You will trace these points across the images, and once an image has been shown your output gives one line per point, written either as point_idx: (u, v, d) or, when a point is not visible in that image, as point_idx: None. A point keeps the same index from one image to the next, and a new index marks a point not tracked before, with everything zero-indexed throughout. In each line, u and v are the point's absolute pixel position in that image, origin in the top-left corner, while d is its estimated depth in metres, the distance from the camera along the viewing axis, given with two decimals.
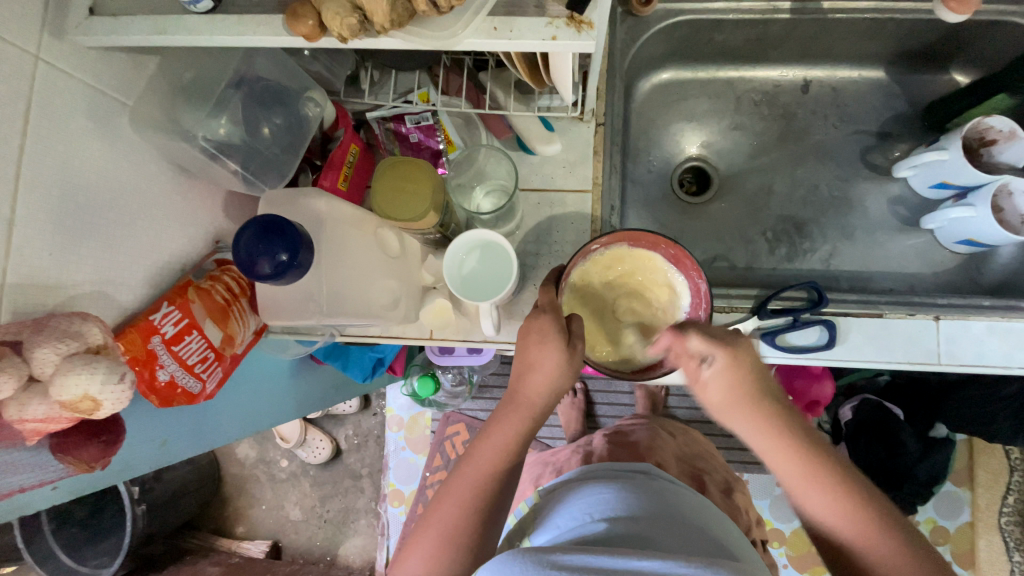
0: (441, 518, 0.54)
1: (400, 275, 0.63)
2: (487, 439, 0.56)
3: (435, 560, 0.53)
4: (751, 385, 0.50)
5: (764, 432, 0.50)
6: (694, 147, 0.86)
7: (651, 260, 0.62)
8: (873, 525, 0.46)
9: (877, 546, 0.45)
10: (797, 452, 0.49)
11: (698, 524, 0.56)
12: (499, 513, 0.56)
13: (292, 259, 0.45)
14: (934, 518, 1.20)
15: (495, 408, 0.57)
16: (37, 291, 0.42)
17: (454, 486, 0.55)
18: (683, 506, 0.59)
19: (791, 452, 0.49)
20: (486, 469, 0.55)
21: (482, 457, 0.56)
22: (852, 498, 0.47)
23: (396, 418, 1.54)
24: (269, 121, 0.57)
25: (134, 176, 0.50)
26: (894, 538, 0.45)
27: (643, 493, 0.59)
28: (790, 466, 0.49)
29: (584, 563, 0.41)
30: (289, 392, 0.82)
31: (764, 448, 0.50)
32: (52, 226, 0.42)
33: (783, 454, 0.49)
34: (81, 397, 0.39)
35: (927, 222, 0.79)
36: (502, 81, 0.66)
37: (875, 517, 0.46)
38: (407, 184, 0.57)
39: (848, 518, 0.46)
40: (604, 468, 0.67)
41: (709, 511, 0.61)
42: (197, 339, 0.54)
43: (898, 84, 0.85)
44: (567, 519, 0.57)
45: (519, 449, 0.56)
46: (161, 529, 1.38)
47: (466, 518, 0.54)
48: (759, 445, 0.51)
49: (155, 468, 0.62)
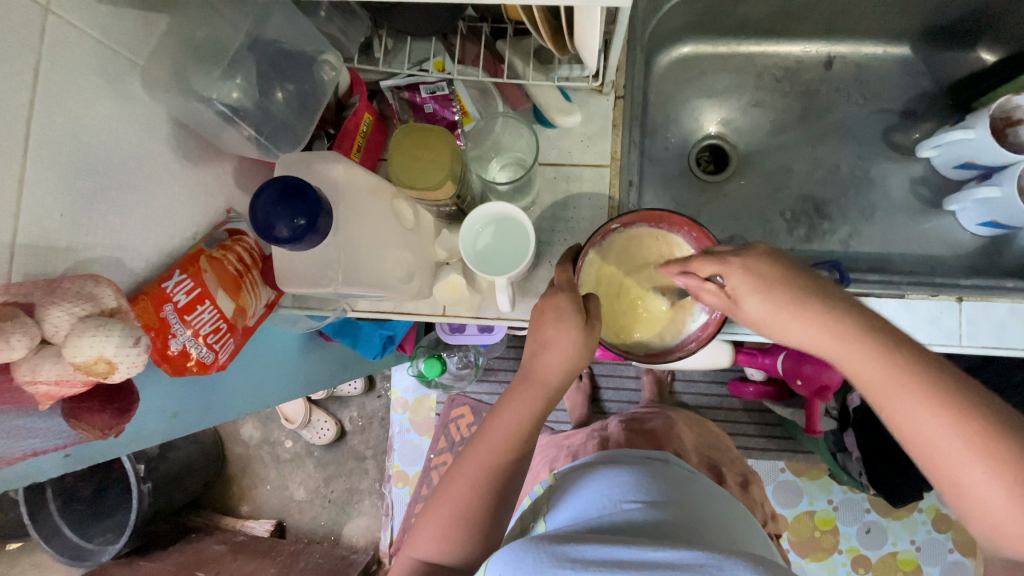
0: (450, 499, 0.54)
1: (415, 248, 0.61)
2: (500, 419, 0.55)
3: (446, 540, 0.53)
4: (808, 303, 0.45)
5: (844, 336, 0.43)
6: (712, 125, 0.85)
7: (673, 243, 0.60)
8: (978, 434, 0.39)
9: (973, 456, 0.39)
10: (895, 365, 0.41)
11: (713, 514, 0.55)
12: (510, 495, 0.55)
13: (310, 224, 0.43)
14: (938, 505, 1.25)
15: (506, 388, 0.56)
16: (48, 253, 0.40)
17: (464, 466, 0.55)
18: (700, 496, 0.58)
19: (897, 371, 0.41)
20: (497, 450, 0.54)
21: (493, 438, 0.55)
22: (980, 425, 0.39)
23: (401, 399, 1.56)
24: (282, 86, 0.55)
25: (145, 139, 0.49)
26: (1002, 449, 0.38)
27: (661, 479, 0.58)
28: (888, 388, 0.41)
29: (598, 555, 0.40)
30: (298, 368, 0.81)
31: (851, 365, 0.43)
32: (63, 186, 0.41)
33: (873, 367, 0.42)
34: (95, 359, 0.38)
35: (950, 203, 0.77)
36: (520, 50, 0.64)
37: (982, 425, 0.39)
38: (423, 152, 0.55)
39: (963, 434, 0.39)
40: (622, 453, 0.66)
41: (722, 500, 0.61)
42: (209, 309, 0.52)
43: (925, 61, 0.82)
44: (581, 502, 0.56)
45: (531, 429, 0.56)
46: (167, 507, 1.39)
47: (477, 500, 0.53)
48: (833, 358, 0.44)
49: (165, 440, 0.60)
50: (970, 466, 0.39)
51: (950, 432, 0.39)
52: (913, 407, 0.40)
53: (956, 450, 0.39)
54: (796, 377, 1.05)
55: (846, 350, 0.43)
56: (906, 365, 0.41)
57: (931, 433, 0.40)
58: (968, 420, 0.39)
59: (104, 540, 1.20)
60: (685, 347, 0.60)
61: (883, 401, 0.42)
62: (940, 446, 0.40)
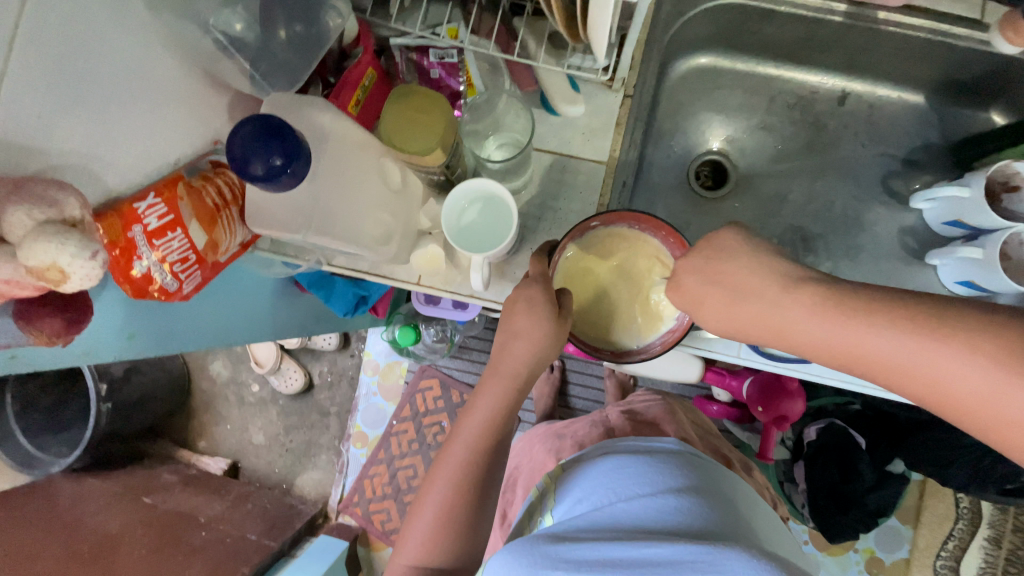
0: (435, 501, 0.58)
1: (397, 210, 0.60)
2: (471, 413, 0.58)
3: (434, 540, 0.57)
4: (732, 273, 0.51)
5: (752, 278, 0.50)
6: (718, 140, 0.85)
7: (647, 245, 0.60)
8: (875, 315, 0.43)
9: (888, 344, 0.42)
10: (828, 305, 0.45)
11: (716, 487, 0.59)
12: (488, 490, 0.59)
13: (287, 166, 0.43)
14: (873, 549, 1.28)
15: (477, 383, 0.59)
16: (20, 151, 0.40)
17: (445, 466, 0.58)
18: (711, 476, 0.61)
19: (796, 295, 0.47)
20: (473, 445, 0.58)
21: (467, 432, 0.58)
22: (871, 307, 0.43)
23: (373, 362, 1.58)
24: (287, 25, 0.54)
25: (139, 54, 0.48)
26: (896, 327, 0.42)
27: (666, 462, 0.61)
28: (843, 335, 0.44)
29: (593, 555, 0.47)
30: (268, 312, 0.81)
31: (801, 322, 0.47)
32: (45, 86, 0.41)
33: (819, 318, 0.45)
34: (48, 265, 0.38)
35: (932, 257, 0.78)
36: (535, 30, 0.63)
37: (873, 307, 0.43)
38: (419, 116, 0.55)
39: (869, 320, 0.43)
40: (626, 442, 0.69)
41: (732, 485, 0.64)
42: (180, 237, 0.51)
43: (937, 114, 0.82)
44: (586, 492, 0.61)
45: (503, 419, 0.58)
46: (123, 430, 1.39)
47: (458, 497, 0.57)
48: (774, 311, 0.48)
49: (121, 360, 0.60)
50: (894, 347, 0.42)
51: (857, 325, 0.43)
52: (877, 341, 0.43)
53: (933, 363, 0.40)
54: (756, 404, 1.07)
55: (785, 307, 0.47)
56: (838, 301, 0.45)
57: (898, 354, 0.42)
58: (925, 325, 0.41)
59: (58, 452, 1.21)
60: (649, 349, 0.59)
61: (843, 352, 0.45)
62: (921, 365, 0.41)
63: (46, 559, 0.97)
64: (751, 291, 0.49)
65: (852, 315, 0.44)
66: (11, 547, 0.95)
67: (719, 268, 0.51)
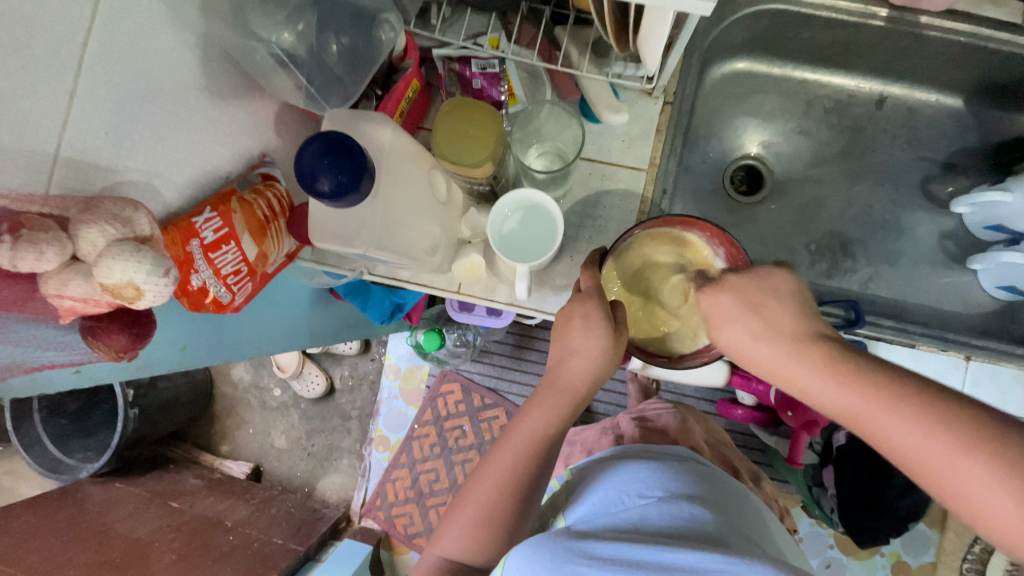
0: (476, 500, 0.57)
1: (443, 223, 0.60)
2: (525, 423, 0.57)
3: (470, 539, 0.56)
4: (769, 307, 0.47)
5: (766, 334, 0.47)
6: (754, 145, 0.84)
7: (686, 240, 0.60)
8: (887, 391, 0.41)
9: (883, 417, 0.40)
10: (867, 383, 0.42)
11: (728, 497, 0.58)
12: (530, 500, 0.57)
13: (352, 182, 0.44)
14: (900, 553, 1.27)
15: (533, 393, 0.58)
16: (90, 169, 0.41)
17: (489, 468, 0.58)
18: (724, 489, 0.59)
19: (801, 356, 0.45)
20: (518, 453, 0.57)
21: (517, 440, 0.57)
22: (880, 382, 0.41)
23: (394, 367, 1.59)
24: (337, 39, 0.55)
25: (194, 70, 0.49)
26: (901, 407, 0.40)
27: (683, 471, 0.59)
28: (852, 398, 0.42)
29: (614, 553, 0.43)
30: (305, 320, 0.82)
31: (799, 372, 0.45)
32: (112, 105, 0.42)
33: (847, 392, 0.42)
34: (124, 284, 0.39)
35: (973, 261, 0.77)
36: (579, 39, 0.63)
37: (887, 384, 0.41)
38: (469, 128, 0.55)
39: (874, 393, 0.41)
40: (639, 448, 0.67)
41: (751, 501, 0.62)
42: (234, 250, 0.51)
43: (977, 117, 0.81)
44: (601, 496, 0.57)
45: (555, 432, 0.58)
46: (150, 434, 1.41)
47: (500, 505, 0.56)
48: (763, 356, 0.47)
49: (172, 371, 0.61)
50: (892, 426, 0.40)
51: (860, 392, 0.42)
52: (880, 410, 0.41)
53: (972, 480, 0.37)
54: (786, 408, 1.06)
55: (806, 360, 0.45)
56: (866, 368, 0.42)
57: (947, 463, 0.38)
58: (962, 429, 0.38)
59: (83, 457, 1.23)
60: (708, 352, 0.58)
61: (848, 411, 0.43)
62: (914, 447, 0.39)
63: (78, 564, 0.97)
64: (785, 335, 0.46)
65: (866, 382, 0.42)
66: (42, 551, 0.95)
67: (763, 300, 0.48)
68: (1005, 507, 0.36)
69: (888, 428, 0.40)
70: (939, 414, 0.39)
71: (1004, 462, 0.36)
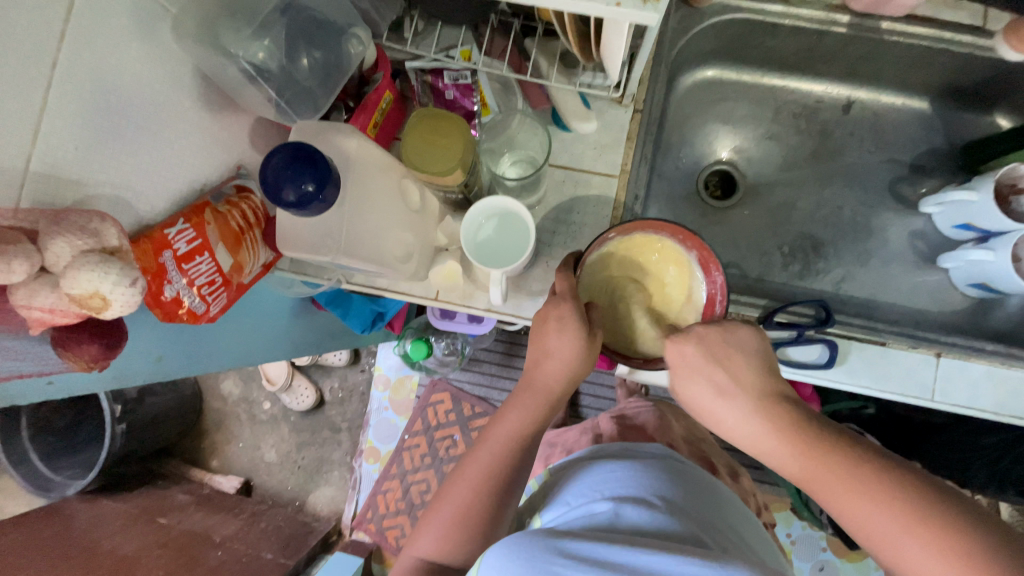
0: (452, 501, 0.57)
1: (417, 230, 0.61)
2: (501, 425, 0.58)
3: (446, 540, 0.56)
4: (733, 361, 0.52)
5: (726, 389, 0.51)
6: (726, 150, 0.86)
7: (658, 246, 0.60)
8: (825, 447, 0.45)
9: (818, 470, 0.45)
10: (809, 441, 0.46)
11: (703, 495, 0.58)
12: (507, 501, 0.57)
13: (318, 191, 0.45)
14: None
15: (508, 396, 0.59)
16: (59, 183, 0.41)
17: (467, 469, 0.58)
18: (700, 488, 0.60)
19: (754, 411, 0.50)
20: (495, 455, 0.58)
21: (493, 441, 0.58)
22: (819, 439, 0.46)
23: (383, 377, 1.58)
24: (308, 53, 0.56)
25: (166, 85, 0.50)
26: (834, 461, 0.45)
27: (659, 471, 0.60)
28: (796, 455, 0.47)
29: (593, 554, 0.42)
30: (286, 330, 0.83)
31: (752, 425, 0.50)
32: (82, 120, 0.43)
33: (787, 444, 0.47)
34: (91, 293, 0.40)
35: (943, 260, 0.78)
36: (547, 50, 0.65)
37: (826, 442, 0.46)
38: (437, 137, 0.57)
39: (812, 450, 0.46)
40: (616, 447, 0.68)
41: (728, 498, 0.62)
42: (207, 260, 0.52)
43: (942, 119, 0.83)
44: (578, 497, 0.57)
45: (531, 434, 0.58)
46: (138, 451, 1.40)
47: (477, 507, 0.56)
48: (721, 407, 0.52)
49: (149, 382, 0.62)
50: (826, 479, 0.44)
51: (801, 448, 0.46)
52: (817, 464, 0.45)
53: (890, 528, 0.41)
54: None
55: (758, 418, 0.49)
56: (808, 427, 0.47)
57: (867, 513, 0.42)
58: (884, 485, 0.42)
59: (70, 474, 1.21)
60: None
61: (792, 465, 0.47)
62: (844, 499, 0.43)
63: None
64: (744, 389, 0.51)
65: (807, 440, 0.46)
66: (27, 570, 0.94)
67: (729, 353, 0.52)
68: (914, 556, 0.40)
69: (823, 482, 0.45)
70: (866, 468, 0.43)
71: (917, 514, 0.40)
